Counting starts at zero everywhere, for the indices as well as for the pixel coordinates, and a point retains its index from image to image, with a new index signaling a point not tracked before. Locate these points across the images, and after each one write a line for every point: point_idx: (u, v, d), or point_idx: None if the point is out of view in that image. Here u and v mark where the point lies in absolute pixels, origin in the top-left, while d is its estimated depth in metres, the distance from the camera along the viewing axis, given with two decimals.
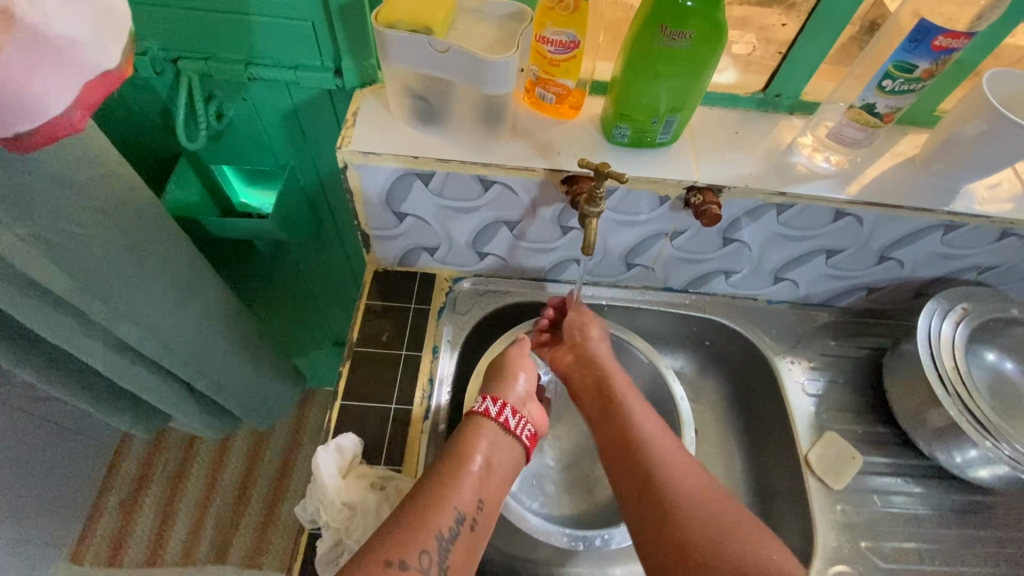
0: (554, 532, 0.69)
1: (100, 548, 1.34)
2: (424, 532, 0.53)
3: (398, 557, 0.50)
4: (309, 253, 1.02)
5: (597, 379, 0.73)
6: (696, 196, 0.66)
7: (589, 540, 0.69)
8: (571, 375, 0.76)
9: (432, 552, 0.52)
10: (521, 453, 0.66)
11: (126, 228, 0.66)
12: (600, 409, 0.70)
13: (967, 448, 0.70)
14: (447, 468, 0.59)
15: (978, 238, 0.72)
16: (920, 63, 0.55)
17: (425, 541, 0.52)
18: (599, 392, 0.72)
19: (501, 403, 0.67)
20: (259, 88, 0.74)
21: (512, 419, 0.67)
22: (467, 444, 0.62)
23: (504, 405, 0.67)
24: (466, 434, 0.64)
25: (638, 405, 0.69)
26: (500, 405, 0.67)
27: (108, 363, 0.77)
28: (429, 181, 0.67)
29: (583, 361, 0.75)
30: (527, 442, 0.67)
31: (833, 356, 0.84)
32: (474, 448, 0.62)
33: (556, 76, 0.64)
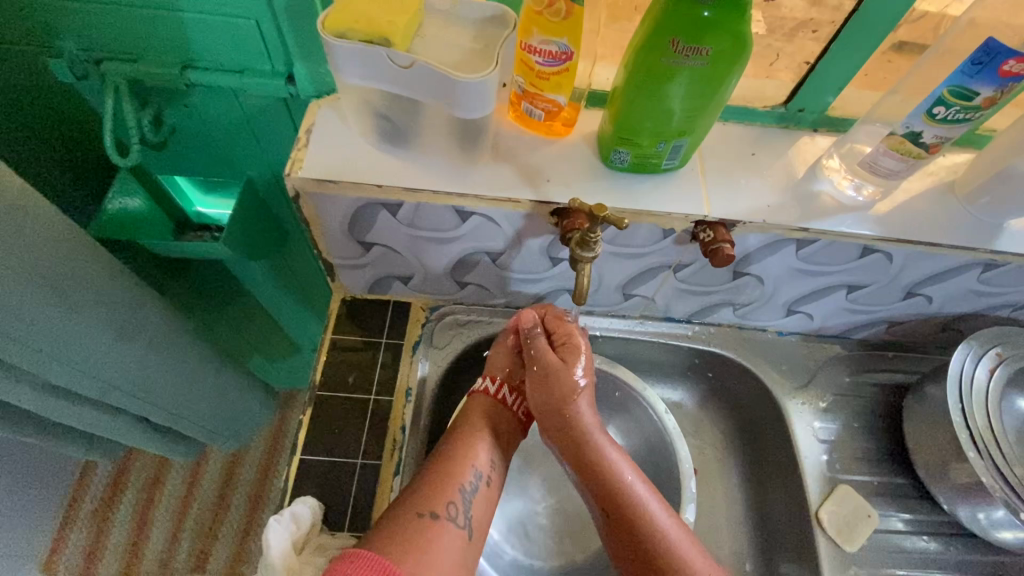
0: None
1: (71, 561, 1.23)
2: (445, 488, 0.55)
3: (430, 508, 0.53)
4: (277, 266, 0.92)
5: (577, 450, 0.60)
6: (706, 232, 0.58)
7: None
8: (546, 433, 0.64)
9: (459, 502, 0.55)
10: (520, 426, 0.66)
11: (41, 266, 0.57)
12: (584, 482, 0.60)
13: (993, 511, 0.63)
14: (459, 435, 0.61)
15: (1019, 277, 0.64)
16: (981, 89, 0.46)
17: (450, 494, 0.55)
18: (581, 463, 0.60)
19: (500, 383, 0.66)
20: (202, 93, 0.64)
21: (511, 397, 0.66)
22: (475, 415, 0.63)
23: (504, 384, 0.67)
24: (470, 408, 0.64)
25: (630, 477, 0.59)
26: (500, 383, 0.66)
27: (42, 406, 0.69)
28: (396, 212, 0.57)
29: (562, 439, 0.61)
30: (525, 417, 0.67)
31: (848, 395, 0.77)
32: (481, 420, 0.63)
33: (545, 91, 0.54)
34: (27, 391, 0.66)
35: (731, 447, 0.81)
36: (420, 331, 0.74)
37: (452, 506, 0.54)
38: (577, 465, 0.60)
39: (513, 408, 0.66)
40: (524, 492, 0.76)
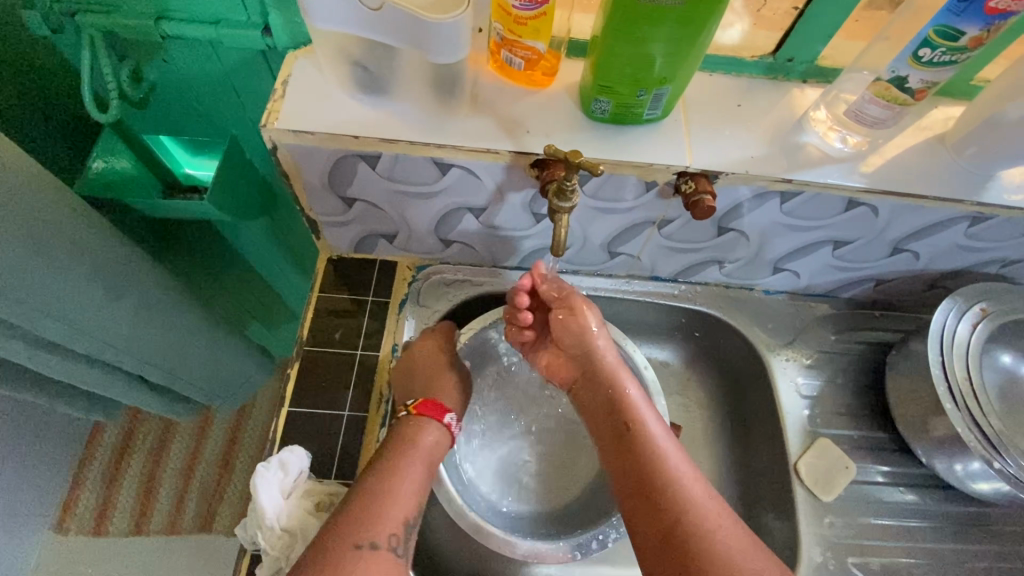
0: (545, 550, 0.64)
1: (84, 519, 1.28)
2: (388, 516, 0.54)
3: (369, 539, 0.52)
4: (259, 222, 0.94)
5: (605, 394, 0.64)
6: (687, 184, 0.57)
7: (583, 546, 0.65)
8: (577, 386, 0.67)
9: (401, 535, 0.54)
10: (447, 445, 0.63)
11: (25, 222, 0.58)
12: (609, 425, 0.62)
13: (969, 462, 0.64)
14: (400, 449, 0.59)
15: (1007, 231, 0.63)
16: (968, 29, 0.45)
17: (396, 525, 0.54)
18: (609, 407, 0.63)
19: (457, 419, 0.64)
20: (180, 47, 0.63)
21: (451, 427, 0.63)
22: (410, 438, 0.60)
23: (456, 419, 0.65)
24: (415, 428, 0.61)
25: (655, 428, 0.61)
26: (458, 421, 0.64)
27: (37, 361, 0.71)
28: (376, 164, 0.57)
29: (588, 372, 0.65)
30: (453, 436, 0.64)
31: (833, 353, 0.77)
32: (428, 440, 0.61)
33: (523, 37, 0.52)
34: (21, 346, 0.68)
35: (716, 403, 0.82)
36: (407, 290, 0.74)
37: (394, 539, 0.53)
38: (606, 410, 0.63)
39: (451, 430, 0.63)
40: (504, 430, 0.77)
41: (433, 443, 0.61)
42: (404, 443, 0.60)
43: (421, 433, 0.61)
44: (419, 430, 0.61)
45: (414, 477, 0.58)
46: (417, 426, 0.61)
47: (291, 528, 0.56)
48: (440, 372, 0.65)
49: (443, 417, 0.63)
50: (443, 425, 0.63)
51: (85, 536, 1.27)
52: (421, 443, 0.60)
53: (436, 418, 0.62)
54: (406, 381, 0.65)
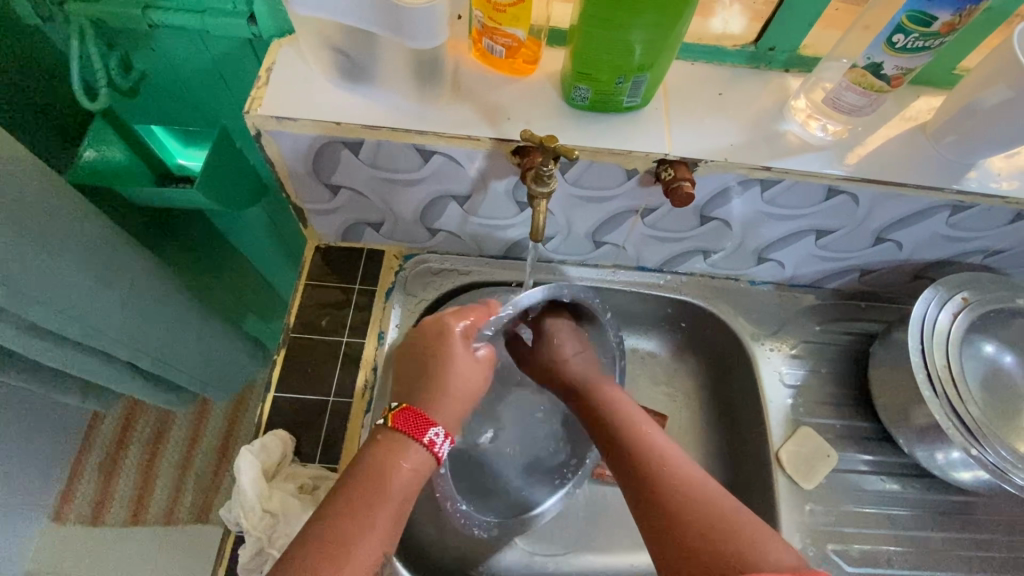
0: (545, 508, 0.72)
1: (81, 509, 1.29)
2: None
3: None
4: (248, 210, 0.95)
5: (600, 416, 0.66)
6: (667, 171, 0.58)
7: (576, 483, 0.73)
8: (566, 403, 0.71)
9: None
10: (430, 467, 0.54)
11: (13, 207, 0.59)
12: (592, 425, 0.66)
13: (949, 450, 0.64)
14: (364, 492, 0.50)
15: (988, 220, 0.64)
16: (940, 15, 0.46)
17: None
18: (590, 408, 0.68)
19: (446, 436, 0.55)
20: (168, 36, 0.64)
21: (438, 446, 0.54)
22: (382, 468, 0.51)
23: (446, 434, 0.55)
24: (388, 456, 0.52)
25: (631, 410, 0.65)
26: (447, 437, 0.55)
27: (26, 345, 0.72)
28: (359, 151, 0.58)
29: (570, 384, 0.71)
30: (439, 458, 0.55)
31: (818, 343, 0.78)
32: (401, 471, 0.52)
33: (503, 25, 0.53)
34: (11, 331, 0.69)
35: (702, 394, 0.83)
36: (393, 278, 0.75)
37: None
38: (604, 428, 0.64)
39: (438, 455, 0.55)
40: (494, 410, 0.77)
41: (406, 476, 0.52)
42: (371, 482, 0.50)
43: (392, 466, 0.52)
44: (389, 458, 0.52)
45: (380, 529, 0.49)
46: (388, 455, 0.52)
47: (272, 509, 0.58)
48: (445, 367, 0.57)
49: (420, 436, 0.53)
50: (425, 446, 0.54)
51: (82, 527, 1.28)
52: (388, 484, 0.51)
53: (415, 437, 0.53)
54: (410, 377, 0.58)
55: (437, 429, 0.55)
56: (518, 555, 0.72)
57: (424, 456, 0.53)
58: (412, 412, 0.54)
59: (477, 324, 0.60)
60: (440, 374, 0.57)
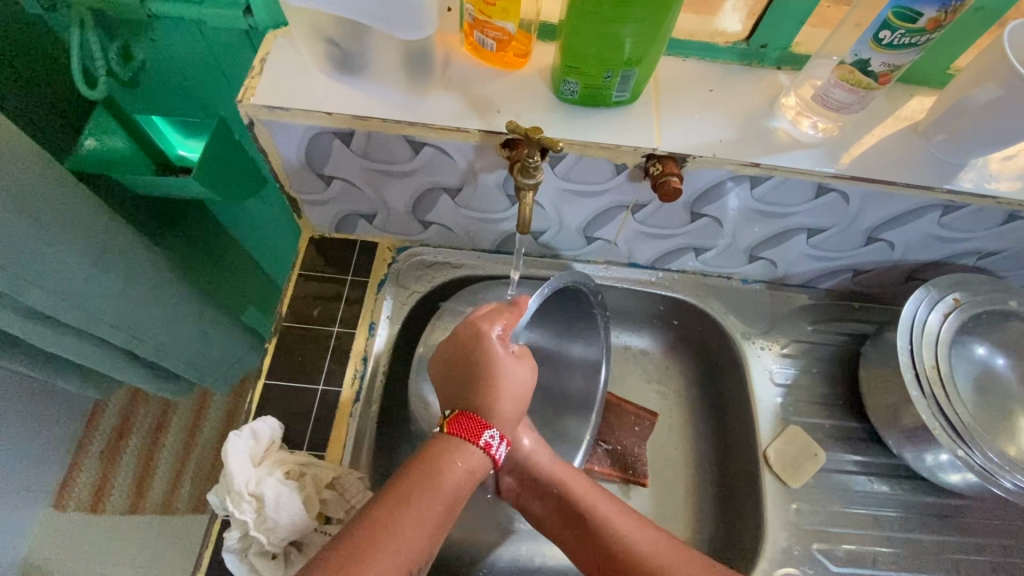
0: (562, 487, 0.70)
1: (81, 496, 1.30)
2: (388, 565, 0.45)
3: None
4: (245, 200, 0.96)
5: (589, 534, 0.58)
6: (655, 166, 0.58)
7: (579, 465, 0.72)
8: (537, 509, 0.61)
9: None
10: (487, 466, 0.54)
11: (13, 192, 0.60)
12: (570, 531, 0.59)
13: (938, 452, 0.64)
14: (423, 482, 0.50)
15: (980, 220, 0.63)
16: (926, 10, 0.47)
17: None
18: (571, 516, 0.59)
19: (501, 438, 0.54)
20: (166, 27, 0.66)
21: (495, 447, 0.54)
22: (442, 465, 0.51)
23: (502, 436, 0.55)
24: (446, 458, 0.52)
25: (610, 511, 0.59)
26: (502, 439, 0.54)
27: (25, 330, 0.73)
28: (350, 142, 0.58)
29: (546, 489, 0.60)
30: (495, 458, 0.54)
31: (810, 342, 0.78)
32: (456, 471, 0.51)
33: (493, 18, 0.53)
34: (9, 314, 0.70)
35: (693, 392, 0.83)
36: (386, 271, 0.76)
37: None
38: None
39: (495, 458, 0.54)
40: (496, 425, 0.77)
41: (461, 476, 0.52)
42: (429, 474, 0.50)
43: (448, 465, 0.51)
44: (445, 457, 0.51)
45: (429, 519, 0.49)
46: (445, 456, 0.52)
47: (259, 494, 0.57)
48: (494, 376, 0.55)
49: (476, 438, 0.53)
50: (480, 449, 0.53)
51: (82, 514, 1.29)
52: (444, 481, 0.51)
53: (471, 439, 0.53)
54: (455, 382, 0.57)
55: (491, 432, 0.54)
56: (505, 548, 0.73)
57: (480, 458, 0.53)
58: (466, 419, 0.54)
59: (511, 328, 0.57)
60: (490, 381, 0.55)
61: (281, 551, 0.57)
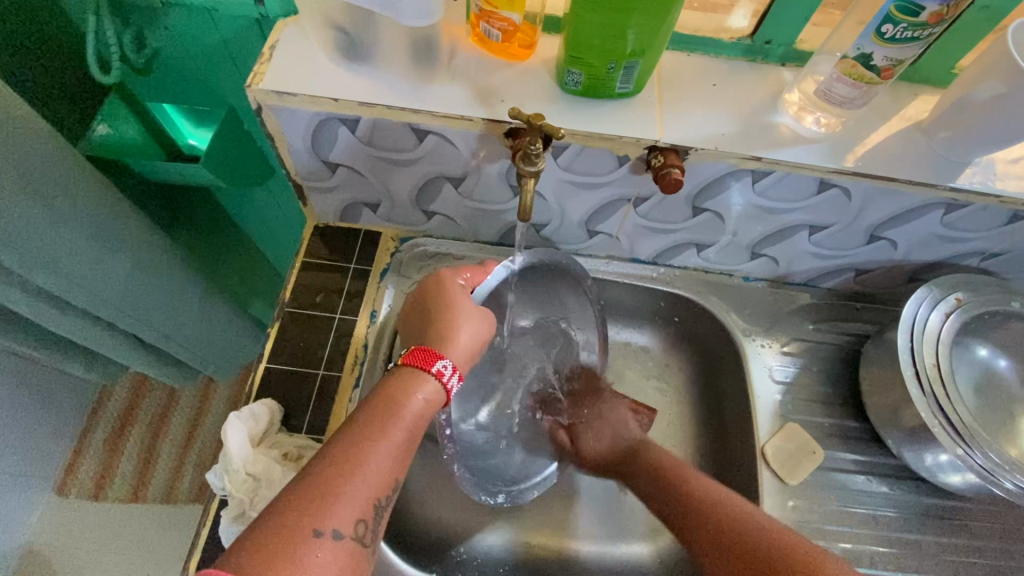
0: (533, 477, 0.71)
1: (83, 483, 1.31)
2: (354, 496, 0.45)
3: (332, 525, 0.43)
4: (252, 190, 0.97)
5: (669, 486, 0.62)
6: (656, 158, 0.58)
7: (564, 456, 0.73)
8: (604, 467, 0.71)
9: (371, 520, 0.45)
10: (440, 394, 0.55)
11: (28, 171, 0.61)
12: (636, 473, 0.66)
13: (937, 452, 0.63)
14: (378, 417, 0.50)
15: (983, 220, 0.63)
16: (927, 5, 0.47)
17: (364, 507, 0.45)
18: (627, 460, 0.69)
19: (455, 370, 0.56)
20: (180, 15, 0.67)
21: (448, 374, 0.55)
22: (401, 397, 0.52)
23: (455, 369, 0.56)
24: (404, 389, 0.53)
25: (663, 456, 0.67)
26: (455, 370, 0.56)
27: (33, 309, 0.74)
28: (356, 128, 0.59)
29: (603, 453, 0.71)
30: (448, 387, 0.55)
31: (811, 341, 0.77)
32: (414, 400, 0.52)
33: (499, 8, 0.54)
34: (19, 293, 0.71)
35: (693, 389, 0.83)
36: (389, 260, 0.77)
37: (361, 526, 0.44)
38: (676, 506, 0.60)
39: (449, 388, 0.55)
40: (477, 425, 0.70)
41: (419, 405, 0.52)
42: (389, 409, 0.50)
43: (407, 394, 0.52)
44: (403, 389, 0.52)
45: (391, 450, 0.48)
46: (404, 386, 0.53)
47: (256, 473, 0.59)
48: (454, 313, 0.59)
49: (430, 364, 0.54)
50: (435, 377, 0.54)
51: (83, 501, 1.30)
52: (403, 412, 0.51)
53: (426, 368, 0.54)
54: (419, 323, 0.60)
55: (444, 362, 0.56)
56: (501, 538, 0.73)
57: (435, 385, 0.54)
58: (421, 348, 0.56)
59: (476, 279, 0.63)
60: (450, 317, 0.59)
61: None
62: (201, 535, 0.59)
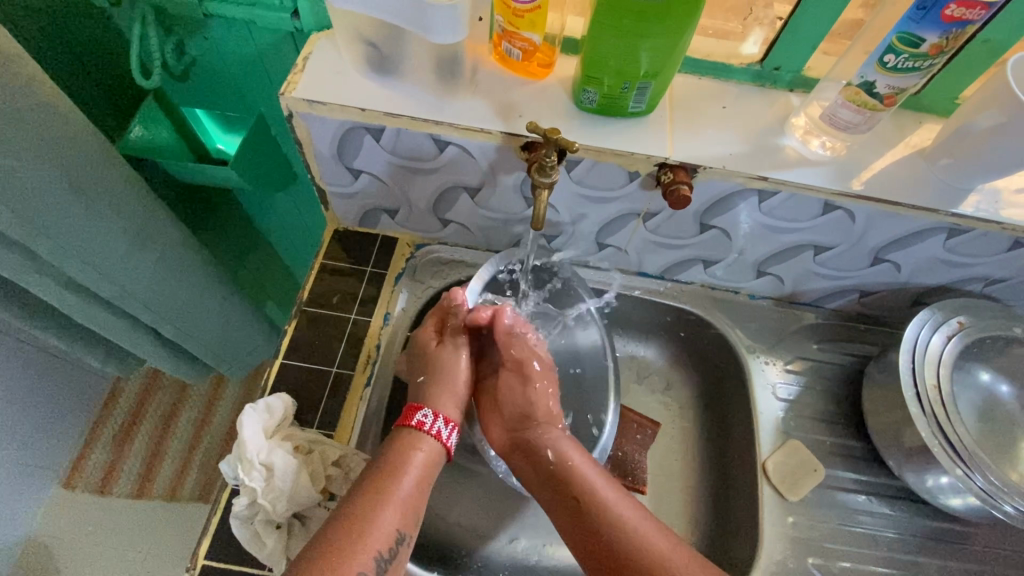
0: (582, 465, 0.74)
1: (91, 477, 1.33)
2: (365, 551, 0.51)
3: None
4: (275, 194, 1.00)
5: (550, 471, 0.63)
6: (667, 174, 0.60)
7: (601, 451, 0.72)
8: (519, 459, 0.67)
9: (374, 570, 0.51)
10: (431, 442, 0.62)
11: (72, 166, 0.65)
12: (556, 497, 0.61)
13: (938, 474, 0.64)
14: (382, 478, 0.57)
15: (986, 246, 0.65)
16: (928, 36, 0.50)
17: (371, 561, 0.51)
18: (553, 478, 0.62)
19: (435, 415, 0.64)
20: (219, 26, 0.71)
21: (427, 419, 0.64)
22: (400, 450, 0.60)
23: (437, 415, 0.65)
24: (401, 447, 0.60)
25: (581, 463, 0.62)
26: (435, 416, 0.64)
27: (62, 299, 0.77)
28: (380, 137, 0.62)
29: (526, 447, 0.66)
30: (430, 429, 0.63)
31: (814, 361, 0.78)
32: (412, 450, 0.60)
33: (521, 29, 0.57)
34: (50, 283, 0.74)
35: (696, 403, 0.84)
36: (404, 265, 0.79)
37: None
38: (601, 559, 0.57)
39: (437, 434, 0.63)
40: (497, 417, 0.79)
41: (419, 460, 0.60)
42: (391, 467, 0.58)
43: (406, 450, 0.60)
44: (402, 445, 0.60)
45: (398, 502, 0.56)
46: (399, 444, 0.61)
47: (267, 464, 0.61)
48: (433, 372, 0.68)
49: (410, 417, 0.63)
50: (416, 428, 0.63)
51: (89, 495, 1.32)
52: (404, 464, 0.59)
53: (407, 423, 0.63)
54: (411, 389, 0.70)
55: (424, 413, 0.65)
56: (504, 542, 0.73)
57: (421, 436, 0.62)
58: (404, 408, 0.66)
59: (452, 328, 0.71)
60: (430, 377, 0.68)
61: (285, 522, 0.60)
62: (212, 521, 0.61)
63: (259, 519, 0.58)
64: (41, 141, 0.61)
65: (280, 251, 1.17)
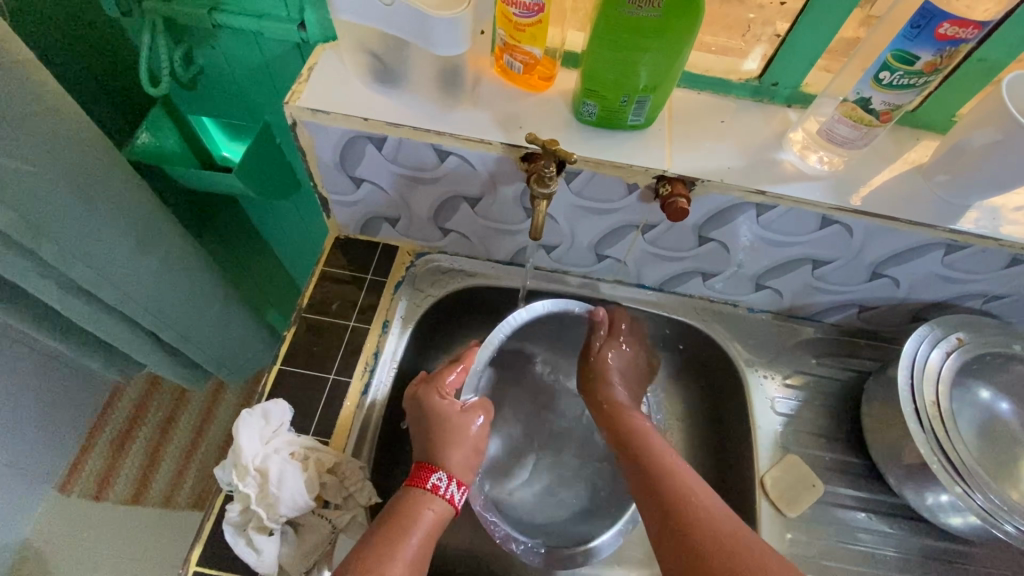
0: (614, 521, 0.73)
1: (87, 482, 1.33)
2: None
3: None
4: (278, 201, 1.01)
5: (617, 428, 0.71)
6: (665, 187, 0.61)
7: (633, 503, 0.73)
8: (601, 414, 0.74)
9: None
10: (444, 507, 0.60)
11: (78, 170, 0.66)
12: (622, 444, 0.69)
13: (938, 492, 0.63)
14: (392, 534, 0.56)
15: (983, 263, 0.65)
16: (922, 54, 0.51)
17: None
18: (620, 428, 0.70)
19: (449, 479, 0.62)
20: (227, 37, 0.73)
21: (443, 482, 0.61)
22: (411, 512, 0.58)
23: (451, 478, 0.62)
24: (411, 506, 0.59)
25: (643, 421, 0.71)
26: (450, 479, 0.62)
27: (65, 302, 0.77)
28: (381, 146, 0.63)
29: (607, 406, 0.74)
30: (447, 495, 0.61)
31: (814, 375, 0.78)
32: (424, 513, 0.59)
33: (523, 43, 0.58)
34: (52, 285, 0.74)
35: (695, 417, 0.84)
36: (404, 273, 0.80)
37: None
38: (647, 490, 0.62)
39: (451, 499, 0.61)
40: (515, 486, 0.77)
41: (430, 519, 0.59)
42: (402, 522, 0.57)
43: (417, 509, 0.59)
44: (413, 505, 0.59)
45: (405, 560, 0.54)
46: (411, 502, 0.59)
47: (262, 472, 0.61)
48: (444, 425, 0.65)
49: (426, 481, 0.61)
50: (431, 492, 0.61)
51: (85, 500, 1.31)
52: (414, 521, 0.57)
53: (420, 483, 0.61)
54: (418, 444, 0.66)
55: (439, 475, 0.62)
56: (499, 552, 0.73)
57: (433, 497, 0.60)
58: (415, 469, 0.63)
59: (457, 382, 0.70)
60: (440, 436, 0.65)
61: (279, 528, 0.60)
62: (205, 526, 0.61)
63: (252, 525, 0.58)
64: (47, 145, 0.61)
65: (282, 258, 1.18)
